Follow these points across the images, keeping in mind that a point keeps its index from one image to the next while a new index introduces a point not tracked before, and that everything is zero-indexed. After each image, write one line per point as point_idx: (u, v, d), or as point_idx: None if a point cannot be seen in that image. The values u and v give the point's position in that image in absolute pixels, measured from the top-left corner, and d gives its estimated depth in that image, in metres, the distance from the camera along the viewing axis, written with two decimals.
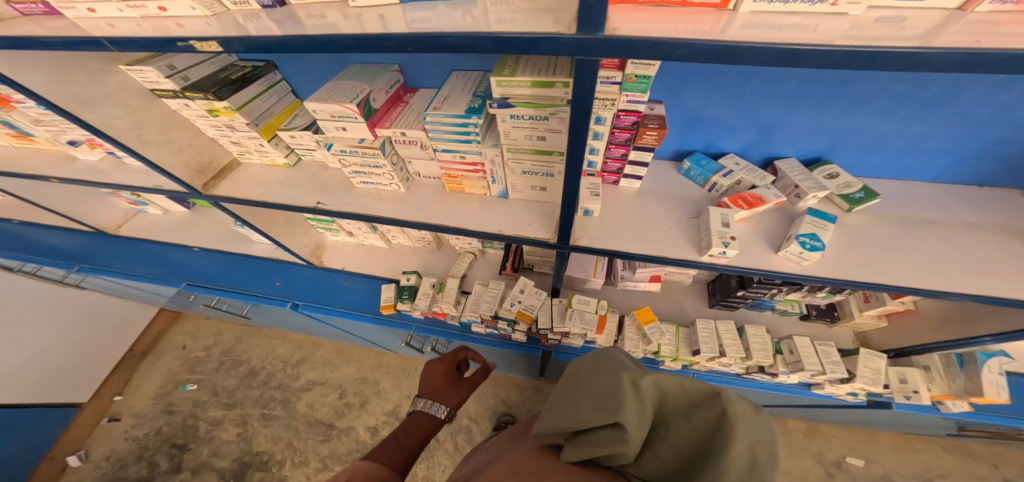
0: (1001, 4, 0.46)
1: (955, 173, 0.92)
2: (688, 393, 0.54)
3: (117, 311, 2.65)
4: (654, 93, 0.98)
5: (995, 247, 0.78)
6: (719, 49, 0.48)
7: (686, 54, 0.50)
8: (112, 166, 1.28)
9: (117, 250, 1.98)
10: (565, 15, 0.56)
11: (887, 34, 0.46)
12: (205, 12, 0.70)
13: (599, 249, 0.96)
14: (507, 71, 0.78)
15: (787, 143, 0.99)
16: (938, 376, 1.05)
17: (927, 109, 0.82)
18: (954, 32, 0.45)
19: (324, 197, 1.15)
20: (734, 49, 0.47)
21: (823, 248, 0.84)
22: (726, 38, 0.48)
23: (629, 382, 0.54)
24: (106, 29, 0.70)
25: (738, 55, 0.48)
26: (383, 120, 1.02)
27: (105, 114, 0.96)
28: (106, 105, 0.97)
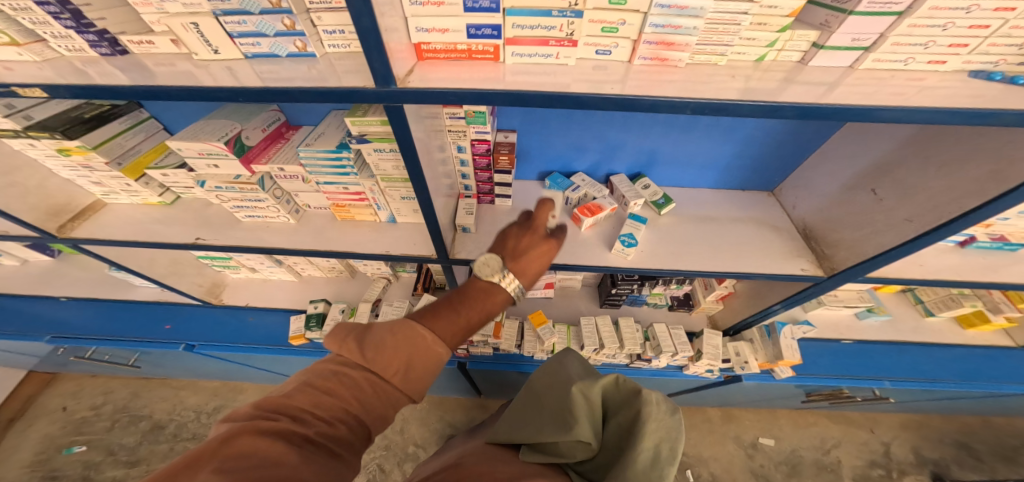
0: (645, 59, 0.65)
1: (725, 182, 1.17)
2: (620, 395, 0.80)
3: None
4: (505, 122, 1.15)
5: (755, 236, 1.01)
6: (471, 94, 0.62)
7: (459, 99, 0.63)
8: None
9: None
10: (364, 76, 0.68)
11: (606, 78, 0.64)
12: (34, 57, 0.74)
13: (475, 259, 1.09)
14: (360, 112, 0.88)
15: (613, 161, 1.21)
16: (759, 345, 1.28)
17: (686, 131, 1.06)
18: (640, 77, 0.63)
19: (204, 233, 1.18)
20: (485, 95, 0.62)
21: (637, 244, 1.03)
22: (486, 85, 0.63)
23: (580, 395, 0.78)
24: None
25: (483, 98, 0.63)
26: (260, 156, 1.07)
27: None
28: None
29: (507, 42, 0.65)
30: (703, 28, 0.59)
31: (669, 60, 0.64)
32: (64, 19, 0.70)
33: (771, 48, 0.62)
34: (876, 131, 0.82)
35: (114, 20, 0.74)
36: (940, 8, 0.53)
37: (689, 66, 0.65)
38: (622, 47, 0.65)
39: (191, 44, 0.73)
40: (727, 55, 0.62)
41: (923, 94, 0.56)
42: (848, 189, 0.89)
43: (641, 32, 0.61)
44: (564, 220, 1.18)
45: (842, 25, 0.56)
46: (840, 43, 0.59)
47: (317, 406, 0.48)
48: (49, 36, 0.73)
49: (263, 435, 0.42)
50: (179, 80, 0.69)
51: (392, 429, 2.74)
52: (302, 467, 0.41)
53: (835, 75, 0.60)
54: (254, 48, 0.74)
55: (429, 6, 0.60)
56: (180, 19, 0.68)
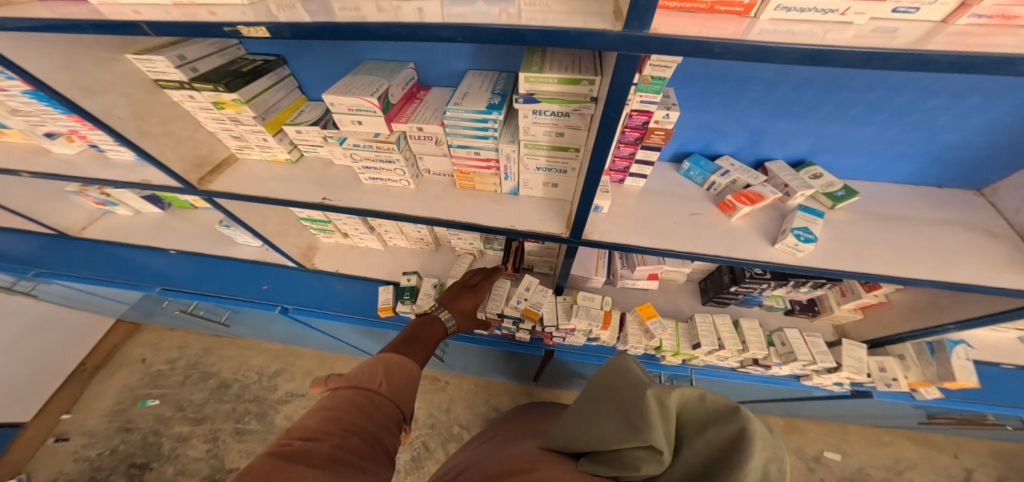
0: (977, 18, 0.52)
1: (917, 176, 1.01)
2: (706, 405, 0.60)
3: (69, 323, 2.42)
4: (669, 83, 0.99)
5: (967, 241, 0.87)
6: (752, 49, 0.53)
7: (722, 51, 0.54)
8: (93, 161, 1.20)
9: (75, 253, 1.78)
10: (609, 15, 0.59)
11: (882, 43, 0.51)
12: (245, 2, 0.67)
13: (610, 243, 1.00)
14: (535, 67, 0.79)
15: (777, 146, 1.06)
16: (912, 363, 1.13)
17: (897, 115, 0.90)
18: (937, 43, 0.50)
19: (330, 194, 1.10)
20: (766, 49, 0.52)
21: (816, 240, 0.90)
22: (755, 38, 0.52)
23: (654, 398, 0.60)
24: (133, 15, 0.67)
25: (763, 53, 0.53)
26: (399, 115, 1.00)
27: (105, 103, 0.87)
28: (109, 94, 0.88)
29: None
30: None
31: (1018, 17, 0.51)
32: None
33: None
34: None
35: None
36: None
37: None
38: (941, 5, 0.52)
39: None
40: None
41: None
42: None
43: None
44: (708, 207, 1.07)
45: None
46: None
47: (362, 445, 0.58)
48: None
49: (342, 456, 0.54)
50: (389, 21, 0.61)
51: (438, 407, 2.75)
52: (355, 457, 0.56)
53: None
54: None
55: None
56: None
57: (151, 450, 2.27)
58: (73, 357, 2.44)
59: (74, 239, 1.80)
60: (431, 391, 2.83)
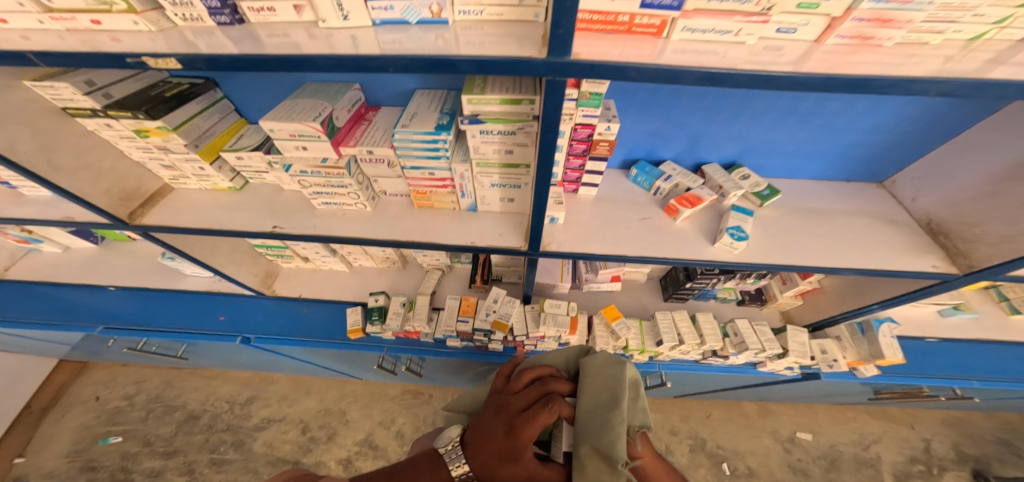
0: (841, 38, 0.59)
1: (831, 172, 1.11)
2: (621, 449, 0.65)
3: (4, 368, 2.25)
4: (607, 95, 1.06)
5: (868, 230, 0.97)
6: (657, 71, 0.58)
7: (637, 75, 0.59)
8: (4, 198, 1.15)
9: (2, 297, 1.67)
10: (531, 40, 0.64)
11: (773, 59, 0.58)
12: (149, 27, 0.69)
13: (568, 253, 1.05)
14: (477, 89, 0.82)
15: (712, 150, 1.15)
16: (848, 343, 1.24)
17: (803, 118, 1.00)
18: (817, 59, 0.58)
19: (280, 221, 1.12)
20: (669, 71, 0.57)
21: (747, 237, 0.99)
22: (662, 61, 0.58)
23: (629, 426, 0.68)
24: (20, 41, 0.67)
25: (668, 74, 0.58)
26: (347, 138, 1.02)
27: (6, 137, 0.85)
28: (9, 127, 0.85)
29: (683, 14, 0.60)
30: (936, 3, 0.52)
31: (875, 39, 0.58)
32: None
33: (997, 25, 0.55)
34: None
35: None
36: None
37: (897, 45, 0.59)
38: (813, 25, 0.59)
39: (321, 10, 0.67)
40: (945, 33, 0.56)
41: None
42: (996, 183, 0.82)
43: (851, 8, 0.55)
44: (657, 212, 1.13)
45: None
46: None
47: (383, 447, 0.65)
48: (169, 4, 0.68)
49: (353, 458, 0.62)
50: (311, 52, 0.63)
51: None
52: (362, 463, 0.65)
53: (1003, 49, 0.56)
54: (385, 13, 0.68)
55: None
56: None
57: None
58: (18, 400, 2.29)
59: None
60: None
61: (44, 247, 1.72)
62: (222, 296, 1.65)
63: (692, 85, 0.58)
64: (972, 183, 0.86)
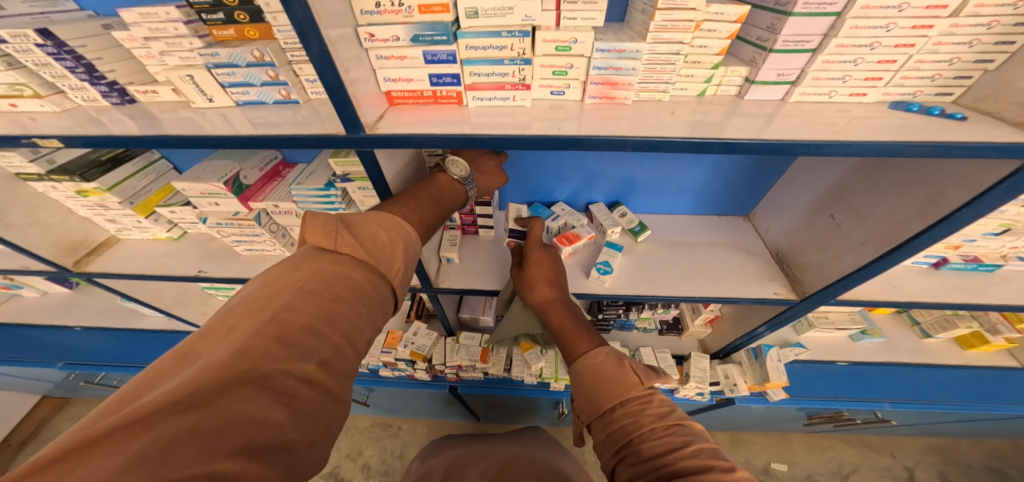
0: (595, 98, 0.70)
1: (698, 207, 1.18)
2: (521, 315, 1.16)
3: None
4: None
5: (730, 260, 1.03)
6: (430, 139, 0.69)
7: (421, 142, 0.70)
8: None
9: None
10: (330, 123, 0.76)
11: (558, 117, 0.70)
12: (55, 108, 0.84)
13: (458, 289, 1.14)
14: (344, 153, 0.96)
15: (592, 191, 1.24)
16: (746, 368, 1.27)
17: (653, 161, 1.08)
18: (587, 118, 0.68)
19: (207, 265, 1.22)
20: (438, 138, 0.68)
21: (613, 271, 1.06)
22: (435, 130, 0.69)
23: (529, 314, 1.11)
24: None
25: (436, 141, 0.69)
26: (257, 194, 1.12)
27: None
28: None
29: (467, 88, 0.72)
30: (641, 67, 0.63)
31: (617, 99, 0.69)
32: (78, 73, 0.78)
33: (709, 83, 0.66)
34: (826, 161, 0.83)
35: (122, 71, 0.83)
36: (848, 45, 0.54)
37: (636, 103, 0.69)
38: (573, 88, 0.71)
39: (188, 94, 0.81)
40: (668, 92, 0.67)
41: (854, 122, 0.58)
42: (811, 215, 0.89)
43: (587, 75, 0.67)
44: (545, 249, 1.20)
45: (767, 63, 0.59)
46: (768, 79, 0.61)
47: (311, 341, 0.48)
48: (68, 88, 0.82)
49: (247, 383, 0.41)
50: (181, 128, 0.75)
51: (391, 453, 2.70)
52: (288, 421, 0.42)
53: (727, 106, 0.65)
54: (244, 96, 0.82)
55: (393, 59, 0.68)
56: (178, 72, 0.77)
57: None
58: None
59: None
60: (383, 438, 2.78)
61: (24, 292, 1.81)
62: (176, 334, 1.75)
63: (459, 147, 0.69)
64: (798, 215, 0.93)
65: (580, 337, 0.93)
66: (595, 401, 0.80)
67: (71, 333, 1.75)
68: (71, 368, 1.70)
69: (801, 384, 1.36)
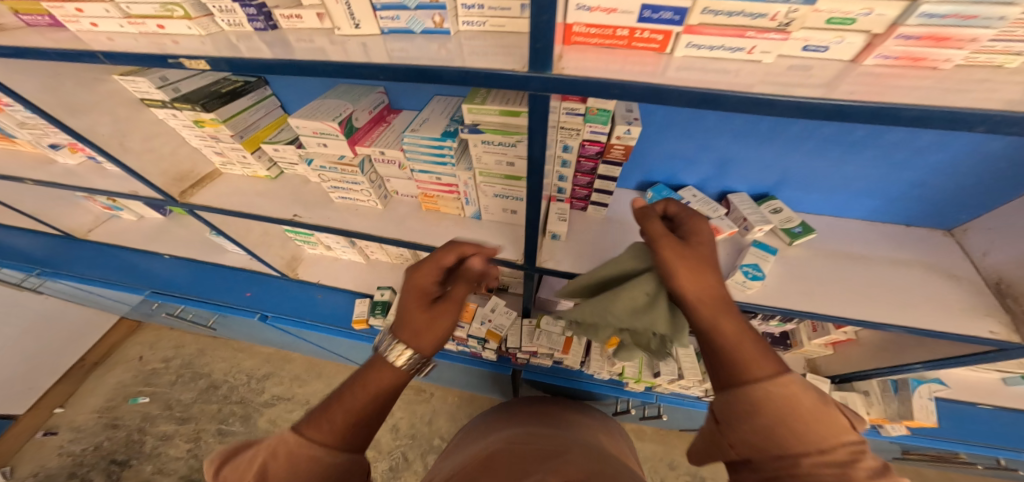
0: (885, 59, 0.52)
1: (882, 212, 0.99)
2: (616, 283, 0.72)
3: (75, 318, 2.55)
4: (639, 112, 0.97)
5: (917, 281, 0.86)
6: (646, 90, 0.52)
7: (621, 92, 0.54)
8: (92, 172, 1.28)
9: (82, 255, 1.88)
10: (519, 54, 0.61)
11: (796, 81, 0.51)
12: (200, 32, 0.73)
13: (563, 271, 1.00)
14: (478, 99, 0.81)
15: (741, 178, 1.05)
16: (876, 400, 1.11)
17: (853, 151, 0.89)
18: (852, 82, 0.50)
19: (302, 210, 1.15)
20: (661, 90, 0.51)
21: (764, 277, 0.87)
22: (654, 80, 0.52)
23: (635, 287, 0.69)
24: (106, 43, 0.72)
25: (660, 93, 0.52)
26: (363, 138, 1.06)
27: (91, 121, 0.95)
28: (92, 113, 0.97)
29: (688, 30, 0.54)
30: (1007, 23, 0.45)
31: (928, 61, 0.50)
32: None
33: None
34: None
35: None
36: None
37: (958, 69, 0.51)
38: (849, 44, 0.52)
39: (335, 18, 0.68)
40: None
41: None
42: None
43: (894, 26, 0.48)
44: None
45: None
46: None
47: None
48: (218, 10, 0.71)
49: None
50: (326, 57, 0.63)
51: (420, 418, 2.71)
52: None
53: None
54: (392, 23, 0.68)
55: None
56: None
57: (134, 448, 2.40)
58: (75, 349, 2.58)
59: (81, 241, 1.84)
60: (415, 402, 2.78)
61: (122, 215, 1.84)
62: (260, 275, 1.76)
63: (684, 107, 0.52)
64: None
65: (740, 333, 0.53)
66: (760, 441, 0.49)
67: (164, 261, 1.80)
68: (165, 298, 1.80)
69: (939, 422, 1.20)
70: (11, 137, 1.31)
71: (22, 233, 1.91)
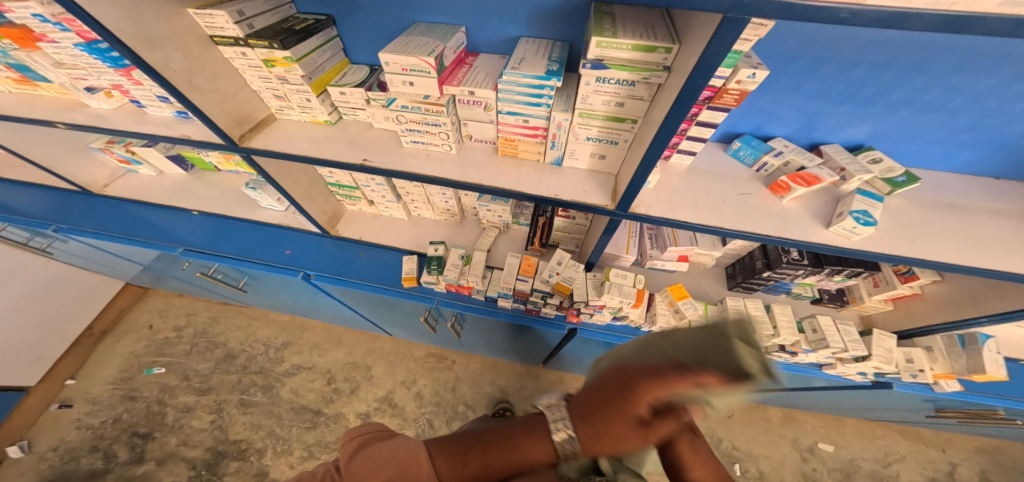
0: None
1: (975, 165, 1.01)
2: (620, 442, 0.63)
3: (80, 285, 2.42)
4: (758, 57, 0.92)
5: (1018, 231, 0.88)
6: (888, 14, 0.50)
7: (849, 16, 0.51)
8: (130, 116, 1.17)
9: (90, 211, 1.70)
10: None
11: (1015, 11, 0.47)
12: None
13: (658, 218, 0.98)
14: (608, 33, 0.77)
15: (836, 130, 1.04)
16: (941, 356, 1.15)
17: (974, 101, 0.88)
18: None
19: (371, 155, 1.06)
20: (901, 15, 0.49)
21: (874, 223, 0.88)
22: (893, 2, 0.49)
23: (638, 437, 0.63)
24: None
25: (896, 19, 0.50)
26: (450, 79, 0.97)
27: (164, 55, 0.83)
28: (168, 47, 0.84)
29: None
30: None
31: None
32: None
33: None
34: None
35: None
36: None
37: None
38: None
39: None
40: None
41: None
42: None
43: None
44: (757, 189, 1.04)
45: None
46: None
47: None
48: None
49: None
50: None
51: (444, 386, 2.57)
52: None
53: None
54: None
55: None
56: None
57: (154, 420, 2.34)
58: (82, 318, 2.48)
59: (96, 197, 1.70)
60: (438, 370, 2.65)
61: (140, 170, 1.71)
62: (292, 233, 1.62)
63: (921, 31, 0.51)
64: None
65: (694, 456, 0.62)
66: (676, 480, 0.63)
67: (188, 218, 1.65)
68: (194, 256, 1.58)
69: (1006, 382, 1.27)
70: (37, 78, 1.19)
71: (32, 191, 1.79)
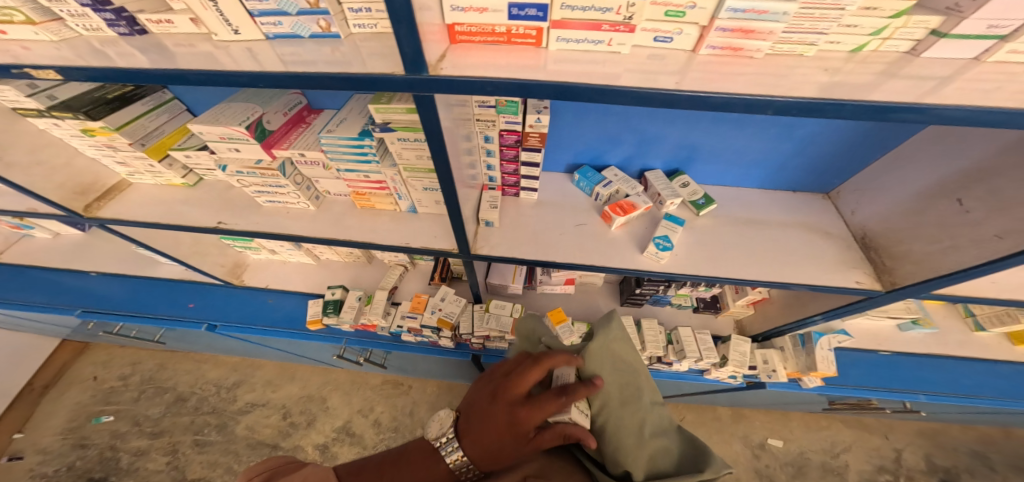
0: (714, 48, 0.55)
1: (770, 180, 1.10)
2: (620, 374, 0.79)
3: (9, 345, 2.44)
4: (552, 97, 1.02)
5: (804, 242, 0.95)
6: (512, 85, 0.54)
7: (495, 90, 0.55)
8: None
9: None
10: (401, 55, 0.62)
11: (656, 69, 0.54)
12: (51, 37, 0.73)
13: (497, 257, 1.04)
14: (385, 99, 0.84)
15: (650, 156, 1.13)
16: (789, 354, 1.25)
17: (739, 126, 0.97)
18: (700, 69, 0.54)
19: (226, 217, 1.18)
20: (525, 86, 0.54)
21: (672, 247, 0.97)
22: (525, 75, 0.54)
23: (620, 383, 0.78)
24: (20, 51, 0.71)
25: (523, 89, 0.54)
26: (280, 141, 1.05)
27: None
28: None
29: (554, 25, 0.56)
30: (793, 13, 0.49)
31: (744, 51, 0.54)
32: None
33: (874, 37, 0.53)
34: (975, 132, 0.70)
35: None
36: None
37: (766, 57, 0.55)
38: (687, 34, 0.55)
39: (210, 24, 0.68)
40: (817, 44, 0.53)
41: None
42: (926, 199, 0.79)
43: (713, 17, 0.51)
44: (593, 217, 1.11)
45: (980, 11, 0.46)
46: (970, 32, 0.48)
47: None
48: (66, 14, 0.71)
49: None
50: (199, 63, 0.64)
51: (401, 411, 2.59)
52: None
53: (948, 69, 0.51)
54: (276, 28, 0.69)
55: (471, 13, 0.57)
56: None
57: (109, 465, 2.34)
58: (18, 377, 2.49)
59: None
60: (394, 396, 2.66)
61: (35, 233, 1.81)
62: (193, 284, 1.75)
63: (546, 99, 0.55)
64: (926, 187, 0.80)
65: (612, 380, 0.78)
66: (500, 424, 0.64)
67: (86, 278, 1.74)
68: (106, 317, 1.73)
69: (872, 376, 1.36)
70: None
71: None
